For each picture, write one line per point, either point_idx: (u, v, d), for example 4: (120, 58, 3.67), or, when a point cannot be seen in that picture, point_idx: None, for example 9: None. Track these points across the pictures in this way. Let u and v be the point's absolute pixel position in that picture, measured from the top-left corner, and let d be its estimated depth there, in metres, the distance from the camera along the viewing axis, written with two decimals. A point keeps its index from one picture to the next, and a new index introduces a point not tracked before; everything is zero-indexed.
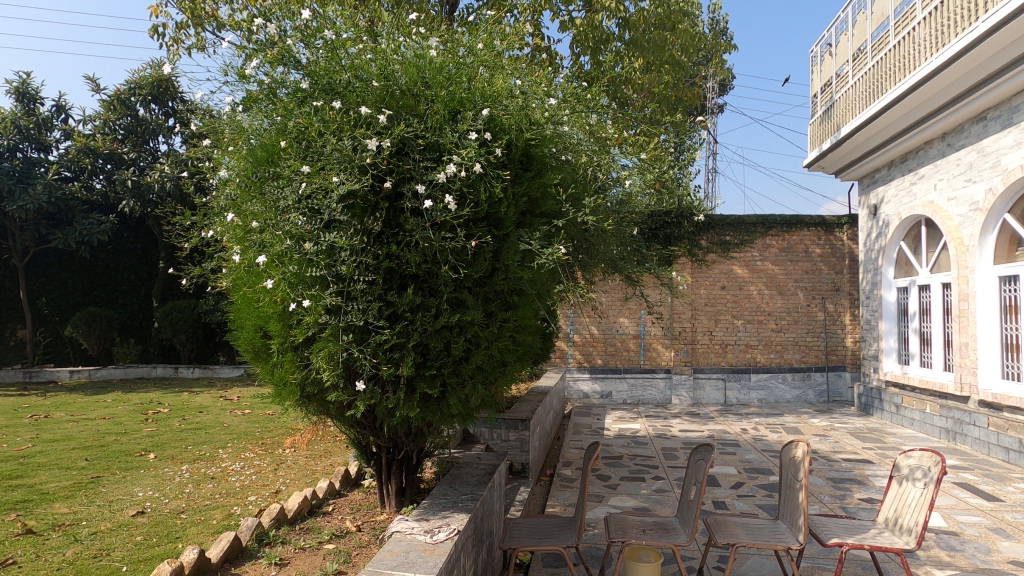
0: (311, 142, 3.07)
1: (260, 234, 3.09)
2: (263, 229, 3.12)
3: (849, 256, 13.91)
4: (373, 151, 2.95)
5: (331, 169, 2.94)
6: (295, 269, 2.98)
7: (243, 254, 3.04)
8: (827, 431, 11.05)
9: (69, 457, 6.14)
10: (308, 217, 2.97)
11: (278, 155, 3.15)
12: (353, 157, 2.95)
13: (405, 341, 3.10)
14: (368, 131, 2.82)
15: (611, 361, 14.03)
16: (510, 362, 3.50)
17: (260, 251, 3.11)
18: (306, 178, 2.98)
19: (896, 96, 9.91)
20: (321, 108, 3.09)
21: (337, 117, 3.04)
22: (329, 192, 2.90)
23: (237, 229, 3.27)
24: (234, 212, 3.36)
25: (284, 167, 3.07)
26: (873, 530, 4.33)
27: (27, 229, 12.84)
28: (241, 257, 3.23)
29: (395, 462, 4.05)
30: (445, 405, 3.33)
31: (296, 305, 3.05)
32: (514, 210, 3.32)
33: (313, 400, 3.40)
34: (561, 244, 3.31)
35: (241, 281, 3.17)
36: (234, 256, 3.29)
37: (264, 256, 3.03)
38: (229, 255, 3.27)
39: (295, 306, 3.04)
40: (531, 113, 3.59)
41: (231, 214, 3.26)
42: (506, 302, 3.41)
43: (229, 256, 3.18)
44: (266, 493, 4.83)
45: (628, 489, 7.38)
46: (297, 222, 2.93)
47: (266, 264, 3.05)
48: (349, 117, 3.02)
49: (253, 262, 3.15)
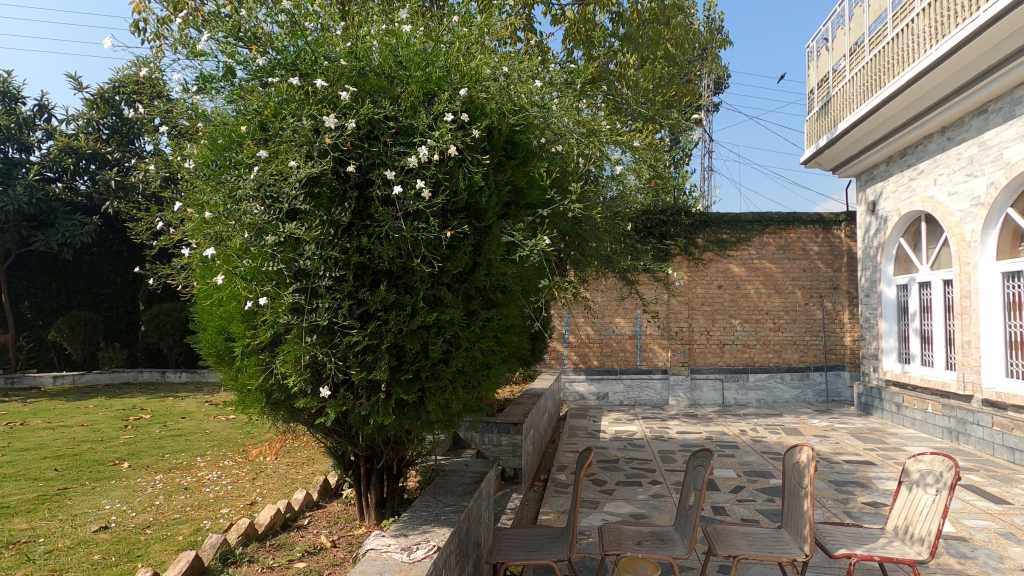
0: (270, 125, 2.83)
1: (215, 226, 2.83)
2: (219, 221, 2.86)
3: (847, 254, 13.72)
4: (337, 133, 2.69)
5: (290, 154, 2.69)
6: (250, 264, 2.73)
7: (197, 249, 2.79)
8: (827, 431, 10.83)
9: (38, 467, 5.85)
10: (266, 207, 2.72)
11: (237, 141, 2.90)
12: (315, 140, 2.70)
13: (378, 342, 2.86)
14: (330, 110, 2.55)
15: (608, 362, 13.80)
16: (494, 365, 3.25)
17: (216, 245, 2.85)
18: (264, 164, 2.73)
19: (894, 90, 9.70)
20: (281, 86, 2.82)
21: (297, 96, 2.77)
22: (290, 178, 2.64)
23: (192, 222, 3.01)
24: (192, 205, 3.10)
25: (241, 154, 2.82)
26: (882, 540, 4.10)
27: (8, 231, 12.50)
28: (197, 254, 2.96)
29: (374, 472, 3.80)
30: (423, 411, 3.07)
31: (255, 303, 2.80)
32: (496, 200, 3.08)
33: (280, 408, 3.15)
34: (547, 234, 3.08)
35: (197, 280, 2.92)
36: (190, 252, 3.03)
37: (217, 251, 2.78)
38: (182, 252, 3.00)
39: (254, 305, 2.79)
40: (514, 98, 3.36)
41: (187, 206, 3.00)
42: (489, 301, 3.16)
43: (183, 252, 2.92)
44: (240, 505, 4.57)
45: (624, 495, 7.14)
46: (254, 213, 2.68)
47: (222, 259, 2.80)
48: (310, 97, 2.76)
49: (210, 258, 2.90)
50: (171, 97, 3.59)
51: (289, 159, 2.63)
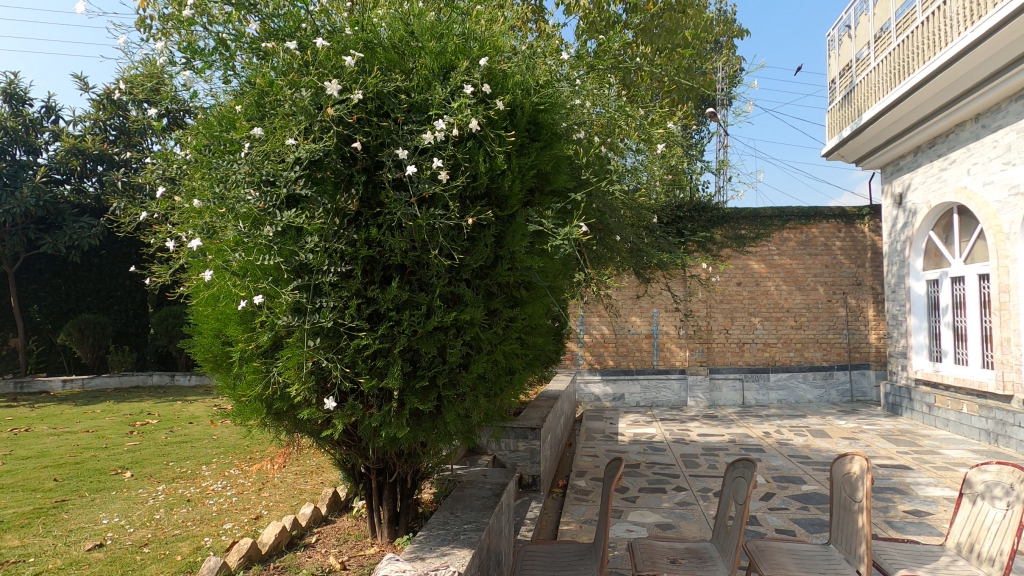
0: (268, 101, 2.52)
1: (204, 216, 2.53)
2: (210, 211, 2.56)
3: (871, 249, 13.26)
4: (341, 106, 2.36)
5: (287, 130, 2.38)
6: (243, 257, 2.43)
7: (184, 242, 2.48)
8: (855, 433, 10.37)
9: (37, 477, 5.60)
10: (261, 192, 2.41)
11: (232, 123, 2.61)
12: (315, 114, 2.38)
13: (390, 346, 2.56)
14: (332, 78, 2.23)
15: (623, 362, 13.40)
16: (518, 369, 2.94)
17: (207, 237, 2.55)
18: (260, 145, 2.42)
19: (924, 77, 9.24)
20: (278, 55, 2.50)
21: (295, 64, 2.44)
22: (289, 159, 2.34)
23: (182, 213, 2.71)
24: (182, 193, 2.81)
25: (235, 135, 2.52)
26: (945, 558, 3.72)
27: (15, 234, 12.33)
28: (185, 249, 2.65)
29: (386, 486, 3.49)
30: (440, 422, 2.77)
31: (252, 303, 2.50)
32: (520, 185, 2.76)
33: (282, 418, 2.85)
34: (581, 222, 2.75)
35: (188, 278, 2.62)
36: (178, 246, 2.72)
37: (203, 241, 2.46)
38: (168, 246, 2.68)
39: (249, 305, 2.49)
40: (538, 73, 3.03)
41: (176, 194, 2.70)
42: (512, 298, 2.84)
43: (170, 245, 2.60)
44: (245, 520, 4.28)
45: (648, 503, 6.77)
46: (247, 200, 2.37)
47: (212, 253, 2.51)
48: (310, 64, 2.43)
49: (200, 251, 2.59)
50: (163, 82, 3.30)
51: (289, 139, 2.33)
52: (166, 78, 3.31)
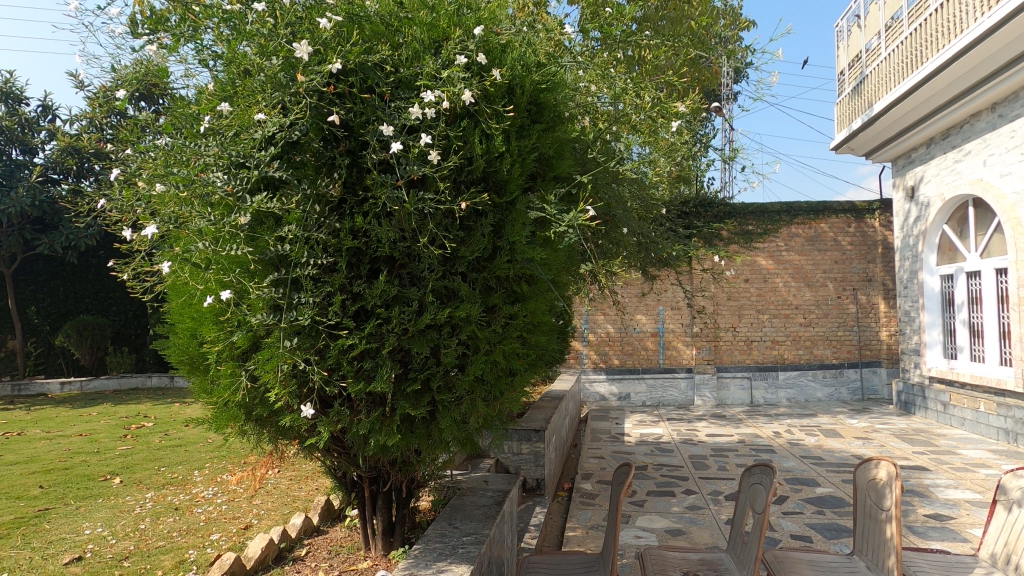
0: (234, 67, 2.25)
1: (165, 204, 2.27)
2: (173, 195, 2.29)
3: (881, 244, 12.97)
4: (317, 76, 2.10)
5: (258, 103, 2.12)
6: (210, 246, 2.18)
7: (143, 232, 2.21)
8: (869, 433, 10.09)
9: (23, 484, 5.39)
10: (230, 175, 2.15)
11: (198, 98, 2.35)
12: (287, 86, 2.12)
13: (378, 346, 2.33)
14: (304, 41, 1.95)
15: (629, 361, 13.15)
16: (520, 371, 2.72)
17: (173, 226, 2.30)
18: (228, 121, 2.16)
19: (938, 65, 8.92)
20: (245, 18, 2.21)
21: (262, 25, 2.15)
22: (259, 137, 2.09)
23: (146, 198, 2.44)
24: (144, 178, 2.53)
25: (199, 111, 2.26)
26: (978, 570, 3.46)
27: (12, 235, 12.17)
28: (147, 240, 2.38)
29: (380, 495, 3.27)
30: (435, 428, 2.56)
31: (223, 299, 2.25)
32: (520, 169, 2.53)
33: (265, 425, 2.62)
34: (589, 208, 2.52)
35: (151, 273, 2.36)
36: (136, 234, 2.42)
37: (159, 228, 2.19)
38: (127, 236, 2.41)
39: (219, 301, 2.25)
40: (537, 50, 2.79)
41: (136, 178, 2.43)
42: (512, 294, 2.61)
43: (128, 234, 2.32)
44: (233, 530, 4.07)
45: (657, 507, 6.53)
46: (214, 183, 2.12)
47: (177, 243, 2.25)
48: (279, 25, 2.14)
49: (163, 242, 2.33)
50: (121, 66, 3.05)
51: (261, 115, 2.08)
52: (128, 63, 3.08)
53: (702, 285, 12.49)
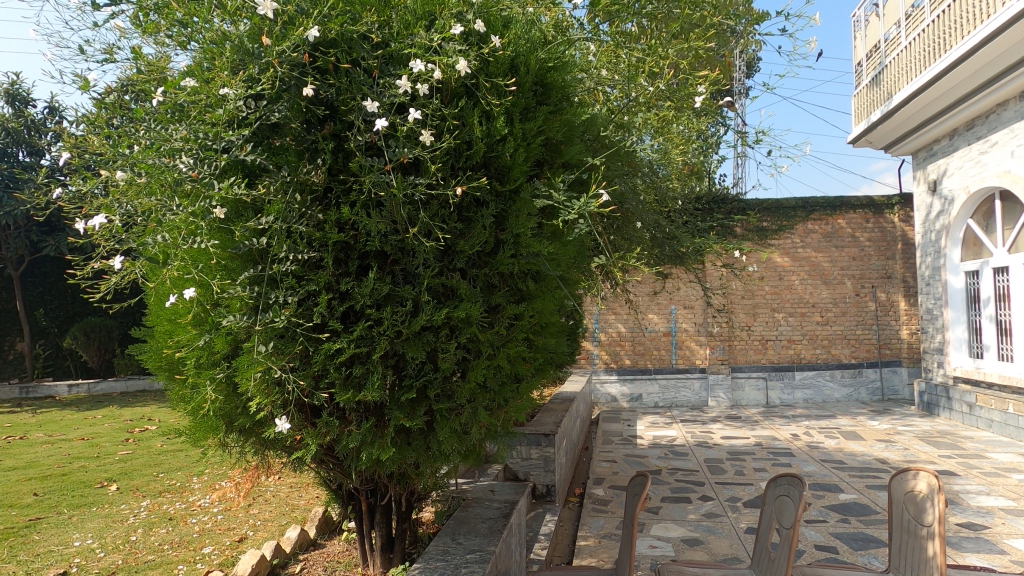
0: (198, 37, 1.99)
1: (127, 192, 2.04)
2: (131, 183, 2.04)
3: (901, 239, 12.56)
4: (291, 44, 1.87)
5: (225, 77, 1.88)
6: (175, 239, 1.94)
7: (95, 223, 1.97)
8: (891, 435, 9.72)
9: (17, 491, 5.24)
10: (196, 159, 1.92)
11: (162, 73, 2.09)
12: (257, 57, 1.87)
13: (369, 350, 2.11)
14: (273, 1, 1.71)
15: (641, 362, 12.85)
16: (526, 377, 2.50)
17: (136, 219, 2.06)
18: (192, 98, 1.92)
19: (962, 53, 8.52)
20: None
21: None
22: (226, 115, 1.85)
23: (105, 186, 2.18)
24: (103, 163, 2.28)
25: (161, 87, 2.01)
26: None
27: (19, 236, 12.16)
28: (102, 229, 2.12)
29: (378, 508, 3.05)
30: (433, 440, 2.33)
31: (190, 298, 2.02)
32: (525, 154, 2.29)
33: (248, 437, 2.40)
34: (602, 194, 2.27)
35: (111, 270, 2.12)
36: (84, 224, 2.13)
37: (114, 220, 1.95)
38: (80, 229, 2.15)
39: (186, 300, 2.01)
40: (541, 26, 2.55)
41: (94, 163, 2.17)
42: (517, 292, 2.39)
43: (80, 225, 2.06)
44: (227, 542, 3.88)
45: (673, 514, 6.26)
46: (179, 167, 1.88)
47: (140, 235, 2.01)
48: None
49: (125, 235, 2.09)
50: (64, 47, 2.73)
51: (229, 89, 1.85)
52: (85, 41, 2.83)
53: (718, 283, 12.17)
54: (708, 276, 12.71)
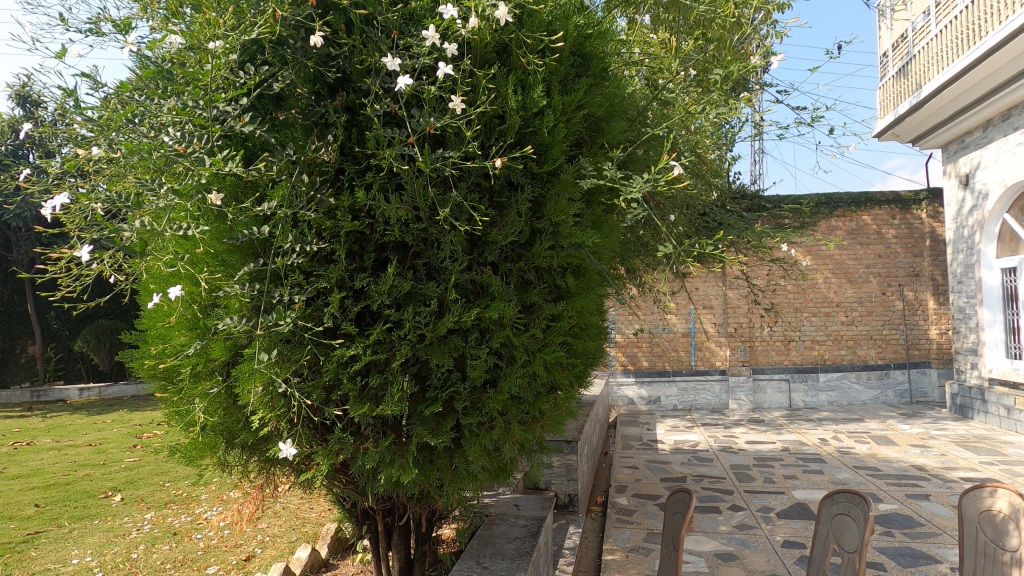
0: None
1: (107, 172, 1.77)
2: (110, 162, 1.76)
3: (930, 235, 12.09)
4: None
5: (216, 32, 1.59)
6: (160, 226, 1.66)
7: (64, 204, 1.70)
8: (925, 440, 9.26)
9: (19, 501, 5.03)
10: (183, 133, 1.64)
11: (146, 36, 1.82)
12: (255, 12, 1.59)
13: (388, 357, 1.82)
14: None
15: (659, 363, 12.45)
16: (563, 386, 2.20)
17: (119, 207, 1.78)
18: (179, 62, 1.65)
19: (999, 40, 8.04)
20: None
21: None
22: (219, 81, 1.58)
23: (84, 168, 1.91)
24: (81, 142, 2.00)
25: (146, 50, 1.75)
26: None
27: (29, 238, 12.10)
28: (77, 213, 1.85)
29: (395, 530, 2.75)
30: (460, 459, 2.04)
31: (178, 297, 1.73)
32: (565, 130, 2.00)
33: (250, 457, 2.11)
34: (674, 165, 2.15)
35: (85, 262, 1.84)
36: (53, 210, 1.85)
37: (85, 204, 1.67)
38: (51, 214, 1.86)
39: (174, 299, 1.72)
40: None
41: (74, 142, 1.91)
42: (554, 290, 2.09)
43: (48, 209, 1.79)
44: (234, 561, 3.63)
45: (703, 526, 5.91)
46: (164, 140, 1.61)
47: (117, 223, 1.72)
48: None
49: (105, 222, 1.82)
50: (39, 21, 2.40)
51: (221, 45, 1.57)
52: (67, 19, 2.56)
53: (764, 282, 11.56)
54: (757, 273, 12.12)
